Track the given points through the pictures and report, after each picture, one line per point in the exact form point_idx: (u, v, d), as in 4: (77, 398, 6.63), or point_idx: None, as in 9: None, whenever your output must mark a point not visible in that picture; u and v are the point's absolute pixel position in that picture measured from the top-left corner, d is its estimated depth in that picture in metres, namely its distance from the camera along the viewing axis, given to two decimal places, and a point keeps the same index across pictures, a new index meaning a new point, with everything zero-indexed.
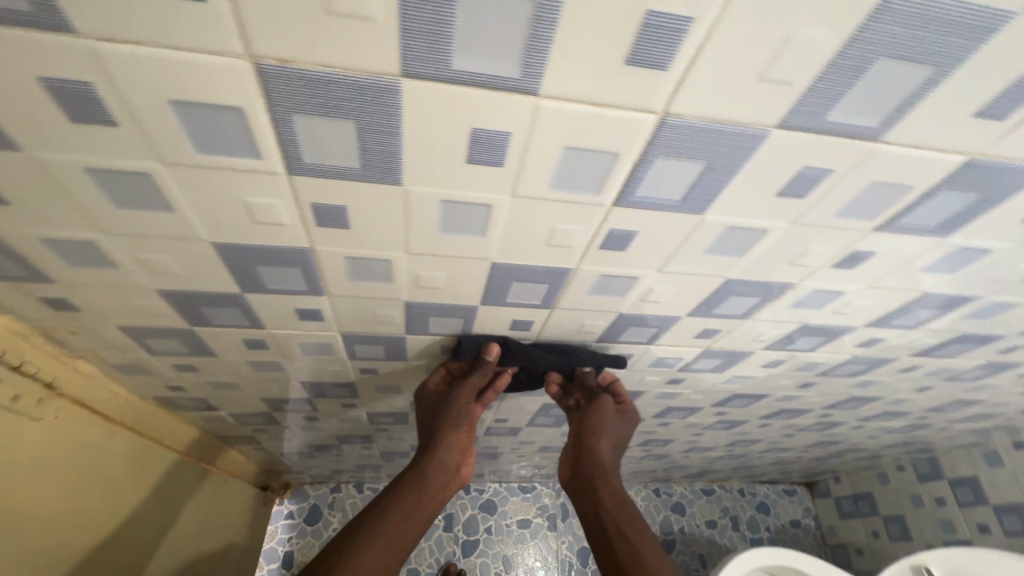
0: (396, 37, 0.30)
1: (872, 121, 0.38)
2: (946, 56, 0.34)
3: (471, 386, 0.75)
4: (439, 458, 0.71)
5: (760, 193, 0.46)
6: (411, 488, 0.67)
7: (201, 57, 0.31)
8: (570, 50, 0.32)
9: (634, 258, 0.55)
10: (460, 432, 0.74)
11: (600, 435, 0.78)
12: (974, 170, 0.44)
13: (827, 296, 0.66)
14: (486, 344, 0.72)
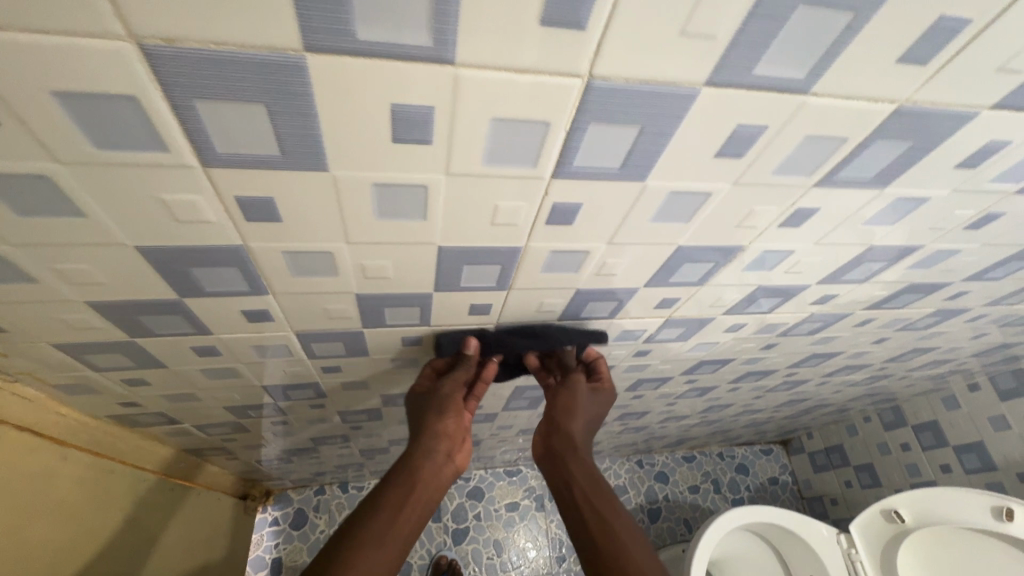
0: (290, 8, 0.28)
1: (799, 73, 0.39)
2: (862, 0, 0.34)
3: (456, 380, 0.74)
4: (427, 445, 0.70)
5: (698, 155, 0.45)
6: (402, 479, 0.66)
7: (72, 43, 0.28)
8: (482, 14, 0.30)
9: (582, 230, 0.54)
10: (449, 418, 0.73)
11: (572, 411, 0.76)
12: (897, 117, 0.45)
13: (780, 255, 0.67)
14: (465, 340, 0.75)
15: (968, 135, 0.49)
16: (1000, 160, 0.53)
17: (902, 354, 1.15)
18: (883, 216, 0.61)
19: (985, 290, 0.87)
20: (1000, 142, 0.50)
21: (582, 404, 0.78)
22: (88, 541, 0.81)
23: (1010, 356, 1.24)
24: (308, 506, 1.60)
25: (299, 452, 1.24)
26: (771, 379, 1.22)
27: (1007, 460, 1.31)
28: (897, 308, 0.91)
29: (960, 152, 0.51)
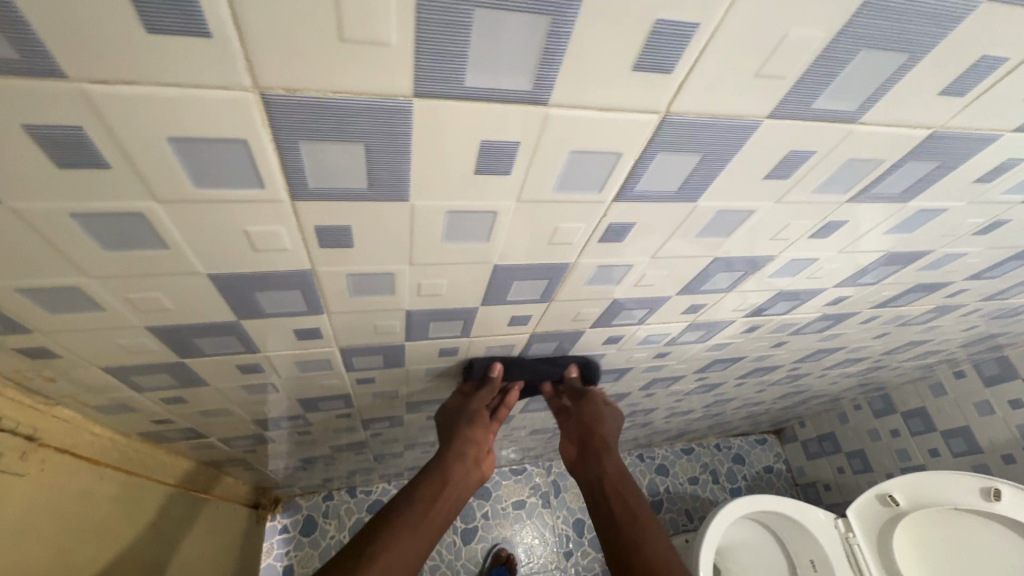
0: (411, 58, 0.31)
1: (852, 105, 0.44)
2: (916, 44, 0.38)
3: (482, 398, 0.83)
4: (458, 450, 0.73)
5: (754, 176, 0.51)
6: (435, 478, 0.67)
7: (213, 92, 0.31)
8: (580, 60, 0.34)
9: (629, 247, 0.61)
10: (477, 428, 0.78)
11: (599, 423, 0.83)
12: (915, 141, 0.51)
13: (803, 263, 0.75)
14: (491, 364, 0.87)
15: (964, 154, 0.54)
16: (983, 167, 0.57)
17: (895, 346, 1.20)
18: (879, 222, 0.66)
19: (977, 283, 0.92)
20: (983, 155, 0.55)
21: (607, 419, 0.84)
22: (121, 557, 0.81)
23: (994, 345, 1.30)
24: (316, 513, 1.60)
25: (314, 459, 1.24)
26: (773, 372, 1.27)
27: (992, 442, 1.38)
28: (895, 302, 0.95)
29: (950, 168, 0.57)
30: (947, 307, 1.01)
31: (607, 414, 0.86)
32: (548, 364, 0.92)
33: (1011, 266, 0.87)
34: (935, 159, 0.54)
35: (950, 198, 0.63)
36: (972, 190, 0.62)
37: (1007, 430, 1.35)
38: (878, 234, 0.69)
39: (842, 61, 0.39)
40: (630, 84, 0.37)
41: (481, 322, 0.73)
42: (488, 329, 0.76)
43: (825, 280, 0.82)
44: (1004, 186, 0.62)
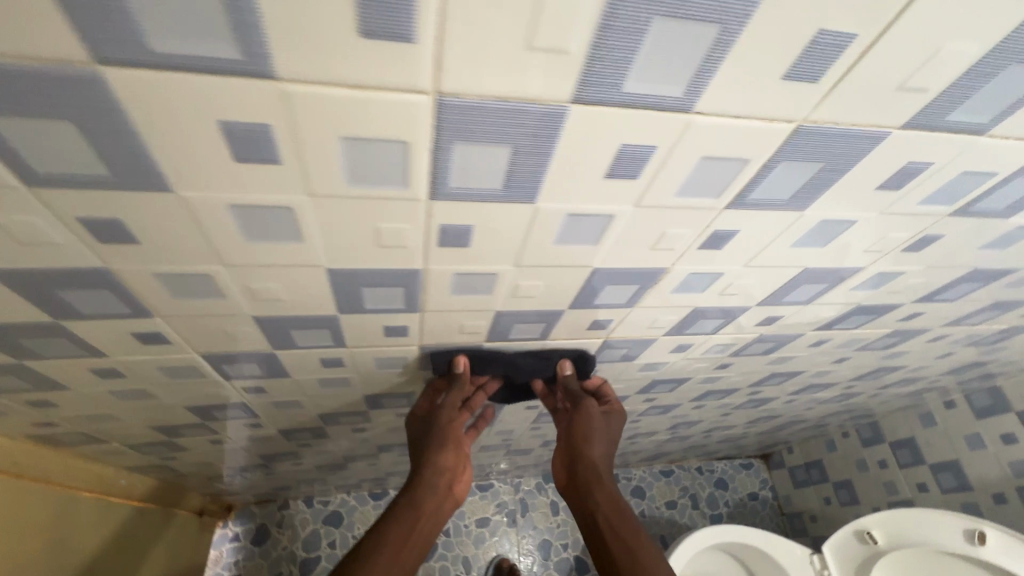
0: (62, 16, 0.25)
1: (677, 91, 0.34)
2: (727, 12, 0.29)
3: (451, 404, 0.72)
4: (428, 479, 0.68)
5: (583, 175, 0.40)
6: (406, 514, 0.64)
7: None
8: (293, 24, 0.27)
9: (482, 254, 0.50)
10: (449, 450, 0.71)
11: (590, 443, 0.74)
12: (795, 139, 0.40)
13: (708, 278, 0.61)
14: (457, 359, 0.72)
15: (865, 157, 0.43)
16: (895, 180, 0.47)
17: (872, 376, 1.10)
18: (786, 240, 0.54)
19: (948, 316, 0.83)
20: (886, 165, 0.44)
21: (600, 433, 0.75)
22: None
23: (986, 374, 1.20)
24: (271, 522, 1.56)
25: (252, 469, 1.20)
26: (739, 402, 1.17)
27: (983, 480, 1.27)
28: (857, 334, 0.86)
29: (852, 176, 0.45)
30: (920, 339, 0.92)
31: (605, 424, 0.76)
32: (534, 360, 0.75)
33: (983, 301, 0.78)
34: (824, 163, 0.43)
35: (870, 215, 0.52)
36: (894, 207, 0.51)
37: (999, 468, 1.24)
38: (794, 253, 0.57)
39: (628, 28, 0.30)
40: (368, 50, 0.29)
41: (368, 344, 0.66)
42: (384, 352, 0.69)
43: (754, 309, 0.71)
44: (934, 204, 0.51)
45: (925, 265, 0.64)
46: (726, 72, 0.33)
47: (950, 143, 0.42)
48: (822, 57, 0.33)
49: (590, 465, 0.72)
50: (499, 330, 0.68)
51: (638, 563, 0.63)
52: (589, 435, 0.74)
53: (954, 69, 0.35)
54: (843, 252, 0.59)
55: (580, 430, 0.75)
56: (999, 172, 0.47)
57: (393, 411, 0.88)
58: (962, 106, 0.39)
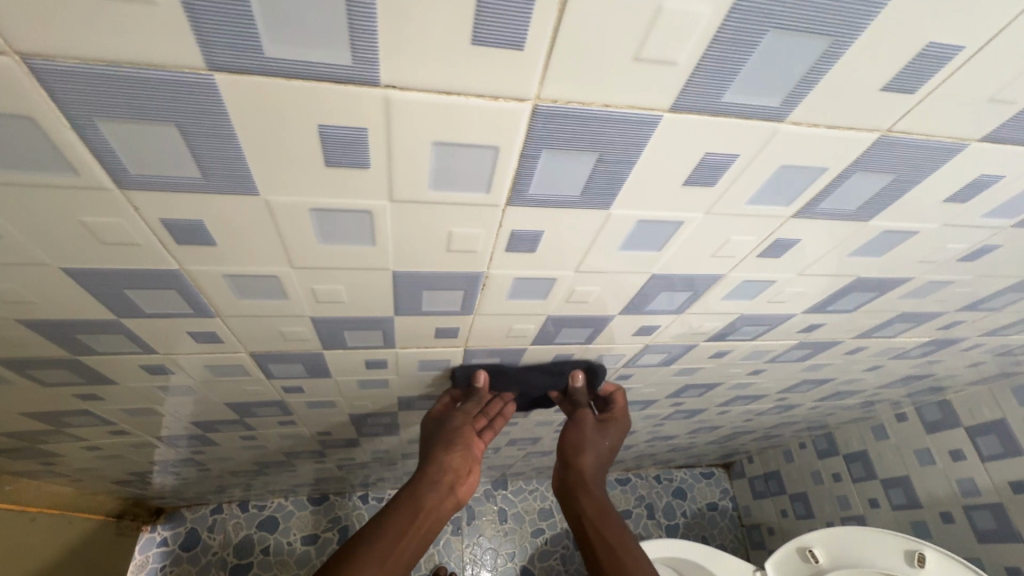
0: None
1: (340, 55, 0.24)
2: None
3: (467, 412, 0.67)
4: (432, 477, 0.61)
5: (286, 167, 0.30)
6: (407, 506, 0.57)
7: None
8: None
9: (239, 256, 0.38)
10: (456, 450, 0.64)
11: (582, 450, 0.69)
12: (581, 124, 0.30)
13: (542, 284, 0.47)
14: (475, 373, 0.68)
15: (708, 145, 0.32)
16: (758, 181, 0.36)
17: (813, 393, 1.02)
18: (638, 248, 0.43)
19: (870, 343, 0.76)
20: (741, 154, 0.34)
21: (595, 439, 0.70)
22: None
23: (934, 388, 1.14)
24: (202, 527, 1.52)
25: (163, 473, 1.15)
26: (670, 418, 1.11)
27: (932, 498, 1.22)
28: (774, 362, 0.79)
29: (698, 169, 0.34)
30: (847, 363, 0.84)
31: (600, 434, 0.71)
32: (545, 375, 0.71)
33: (902, 329, 0.71)
34: (651, 148, 0.32)
35: (735, 226, 0.42)
36: (768, 213, 0.40)
37: (947, 485, 1.19)
38: (658, 265, 0.46)
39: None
40: None
41: (197, 368, 0.58)
42: (226, 377, 0.62)
43: (637, 328, 0.60)
44: (817, 213, 0.41)
45: (824, 294, 0.56)
46: (411, 29, 0.23)
47: (820, 128, 0.32)
48: (510, 21, 0.23)
49: (582, 472, 0.68)
50: (350, 358, 0.60)
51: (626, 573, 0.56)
52: (581, 443, 0.69)
53: (751, 32, 0.25)
54: (722, 266, 0.48)
55: (573, 438, 0.70)
56: (892, 173, 0.37)
57: (274, 421, 0.82)
58: (794, 88, 0.29)
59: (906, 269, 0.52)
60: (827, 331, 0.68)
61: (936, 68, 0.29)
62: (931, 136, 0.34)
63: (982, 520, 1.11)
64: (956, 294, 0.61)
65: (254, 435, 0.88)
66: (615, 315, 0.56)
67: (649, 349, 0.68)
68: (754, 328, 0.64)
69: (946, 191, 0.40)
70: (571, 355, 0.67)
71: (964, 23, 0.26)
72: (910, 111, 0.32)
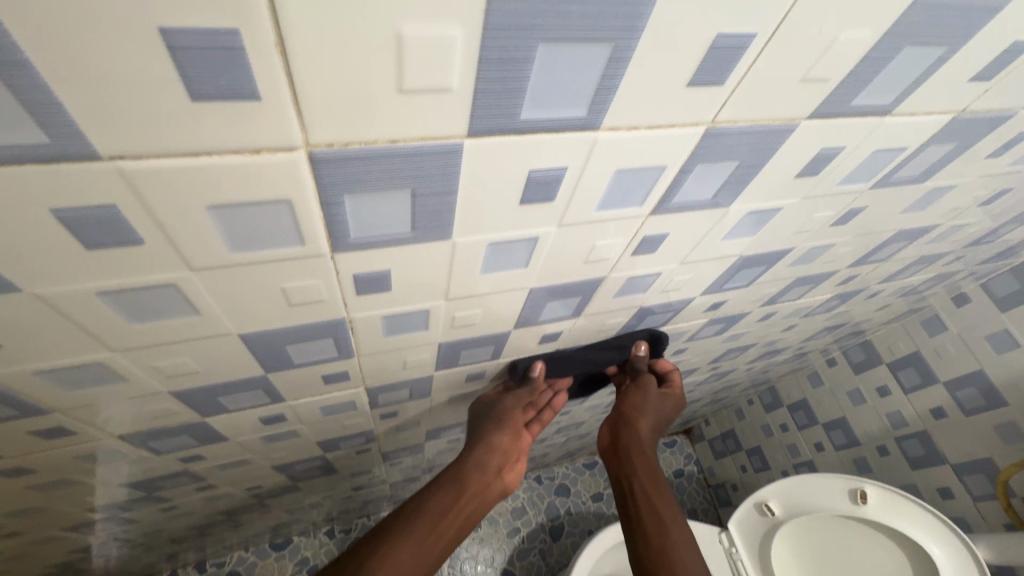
0: None
1: (32, 135, 0.20)
2: None
3: (518, 398, 0.65)
4: (485, 451, 0.58)
5: (42, 256, 0.26)
6: (449, 488, 0.54)
7: None
8: None
9: (38, 351, 0.33)
10: (509, 432, 0.61)
11: (642, 412, 0.63)
12: (373, 165, 0.27)
13: (417, 317, 0.45)
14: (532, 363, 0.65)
15: (529, 163, 0.30)
16: (599, 186, 0.34)
17: (741, 358, 1.05)
18: (502, 268, 0.40)
19: (778, 308, 0.77)
20: (569, 166, 0.31)
21: (656, 406, 0.64)
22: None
23: (856, 332, 1.20)
24: None
25: (92, 558, 1.06)
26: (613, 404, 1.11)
27: (867, 434, 1.28)
28: (693, 340, 0.80)
29: (528, 187, 0.32)
30: (762, 328, 0.86)
31: (660, 401, 0.65)
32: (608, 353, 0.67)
33: (804, 292, 0.73)
34: (467, 175, 0.29)
35: (596, 232, 0.40)
36: (623, 215, 0.39)
37: (879, 421, 1.25)
38: (532, 279, 0.44)
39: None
40: None
41: (64, 461, 0.52)
42: (106, 461, 0.56)
43: (541, 337, 0.59)
44: (674, 207, 0.40)
45: (715, 276, 0.56)
46: (106, 93, 0.19)
47: (641, 130, 0.30)
48: (227, 73, 0.20)
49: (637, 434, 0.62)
50: (241, 419, 0.55)
51: (669, 550, 0.51)
52: (642, 407, 0.63)
53: (519, 45, 0.23)
54: (600, 270, 0.46)
55: (635, 400, 0.64)
56: (736, 159, 0.37)
57: (189, 489, 0.76)
58: (594, 96, 0.27)
59: (784, 241, 0.53)
60: (732, 305, 0.69)
61: (735, 58, 0.27)
62: (760, 121, 0.33)
63: (912, 449, 1.18)
64: (842, 254, 0.62)
65: (174, 504, 0.82)
66: (511, 330, 0.54)
67: (562, 352, 0.67)
68: (659, 316, 0.64)
69: (794, 168, 0.40)
70: (484, 372, 0.64)
71: (745, 12, 0.25)
72: (728, 102, 0.31)
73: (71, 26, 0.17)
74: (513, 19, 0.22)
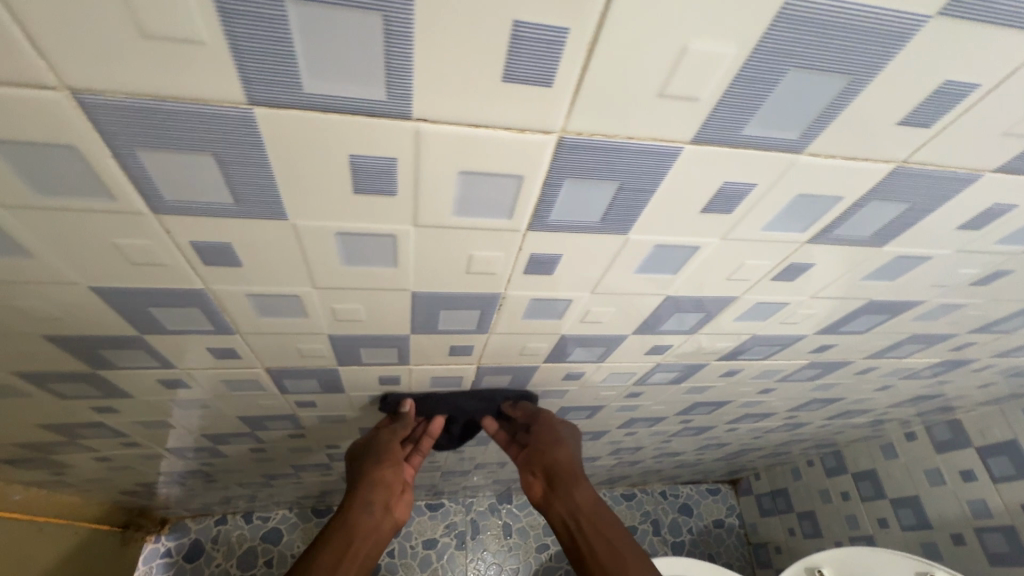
0: None
1: (377, 92, 0.25)
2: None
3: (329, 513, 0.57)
4: (364, 496, 0.58)
5: (320, 193, 0.31)
6: None
7: None
8: None
9: (263, 275, 0.39)
10: (388, 467, 0.61)
11: (560, 446, 0.64)
12: (605, 157, 0.31)
13: (557, 305, 0.48)
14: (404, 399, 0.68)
15: (728, 174, 0.33)
16: (776, 207, 0.37)
17: (821, 411, 1.01)
18: (654, 270, 0.43)
19: (882, 363, 0.75)
20: (758, 184, 0.34)
21: (567, 438, 0.66)
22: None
23: (944, 408, 1.14)
24: (206, 538, 1.52)
25: (170, 485, 1.16)
26: (678, 435, 1.10)
27: (942, 518, 1.21)
28: (784, 381, 0.79)
29: (715, 198, 0.35)
30: (856, 382, 0.83)
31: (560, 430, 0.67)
32: (475, 400, 0.70)
33: (915, 350, 0.71)
34: (672, 178, 0.33)
35: (751, 251, 0.42)
36: (783, 239, 0.41)
37: (958, 506, 1.18)
38: (672, 287, 0.47)
39: (240, 8, 0.21)
40: None
41: (212, 382, 0.59)
42: (241, 391, 0.62)
43: (649, 347, 0.61)
44: (831, 239, 0.42)
45: (835, 315, 0.57)
46: (450, 63, 0.24)
47: (838, 159, 0.33)
48: (543, 60, 0.24)
49: (562, 470, 0.63)
50: (364, 374, 0.60)
51: None
52: (555, 444, 0.64)
53: (772, 68, 0.26)
54: (737, 289, 0.48)
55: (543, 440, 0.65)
56: (907, 202, 0.38)
57: (283, 434, 0.82)
58: (814, 121, 0.30)
59: (917, 292, 0.53)
60: (838, 351, 0.68)
61: (952, 104, 0.30)
62: (946, 167, 0.35)
63: (994, 543, 1.10)
64: (968, 317, 0.61)
65: (262, 447, 0.89)
66: (628, 335, 0.56)
67: (660, 367, 0.69)
68: (769, 349, 0.65)
69: (960, 219, 0.41)
70: (582, 373, 0.67)
71: (979, 63, 0.27)
72: (924, 144, 0.33)
73: (459, 10, 0.22)
74: (780, 44, 0.25)
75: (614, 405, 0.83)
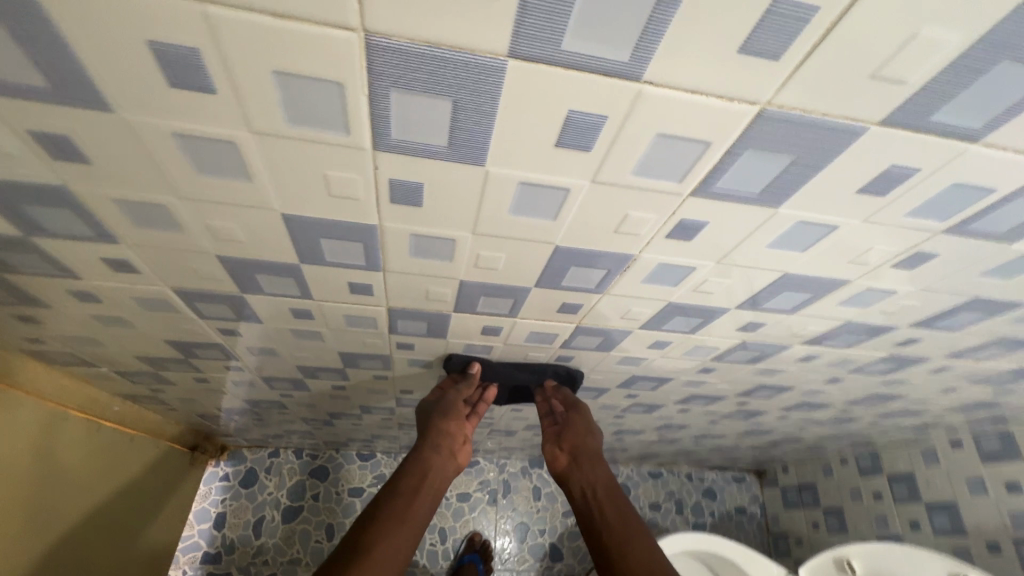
0: None
1: (623, 54, 0.28)
2: None
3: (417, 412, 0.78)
4: (434, 441, 0.72)
5: (527, 143, 0.34)
6: (415, 472, 0.68)
7: None
8: None
9: (437, 216, 0.42)
10: (453, 421, 0.74)
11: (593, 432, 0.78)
12: (796, 129, 0.33)
13: (678, 272, 0.51)
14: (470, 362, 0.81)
15: (899, 157, 0.35)
16: (928, 193, 0.39)
17: (876, 407, 1.03)
18: (786, 246, 0.46)
19: (957, 364, 0.77)
20: (924, 167, 0.36)
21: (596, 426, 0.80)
22: (83, 527, 1.08)
23: (998, 419, 1.14)
24: (260, 468, 1.63)
25: (242, 413, 1.24)
26: (728, 417, 1.13)
27: (979, 526, 1.23)
28: (855, 371, 0.81)
29: (878, 178, 0.37)
30: (926, 380, 0.85)
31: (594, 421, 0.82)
32: (527, 373, 0.83)
33: (997, 354, 0.72)
34: (840, 159, 0.35)
35: (883, 236, 0.44)
36: (921, 225, 0.43)
37: (997, 516, 1.19)
38: (795, 265, 0.49)
39: None
40: None
41: (335, 316, 0.64)
42: (354, 328, 0.67)
43: (744, 323, 0.63)
44: (967, 231, 0.44)
45: (935, 309, 0.58)
46: (705, 28, 0.26)
47: (1009, 151, 0.35)
48: (784, 34, 0.27)
49: (589, 451, 0.77)
50: (472, 322, 0.64)
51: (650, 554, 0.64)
52: (589, 428, 0.79)
53: (986, 59, 0.28)
54: (854, 273, 0.51)
55: (579, 425, 0.79)
56: None
57: (369, 374, 0.88)
58: (998, 114, 0.32)
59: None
60: (924, 346, 0.69)
61: None
62: None
63: None
64: None
65: (343, 384, 0.95)
66: (730, 309, 0.59)
67: (742, 346, 0.72)
68: (858, 337, 0.66)
69: None
70: (670, 342, 0.70)
71: None
72: None
73: None
74: (1005, 37, 0.27)
75: (682, 378, 0.86)
